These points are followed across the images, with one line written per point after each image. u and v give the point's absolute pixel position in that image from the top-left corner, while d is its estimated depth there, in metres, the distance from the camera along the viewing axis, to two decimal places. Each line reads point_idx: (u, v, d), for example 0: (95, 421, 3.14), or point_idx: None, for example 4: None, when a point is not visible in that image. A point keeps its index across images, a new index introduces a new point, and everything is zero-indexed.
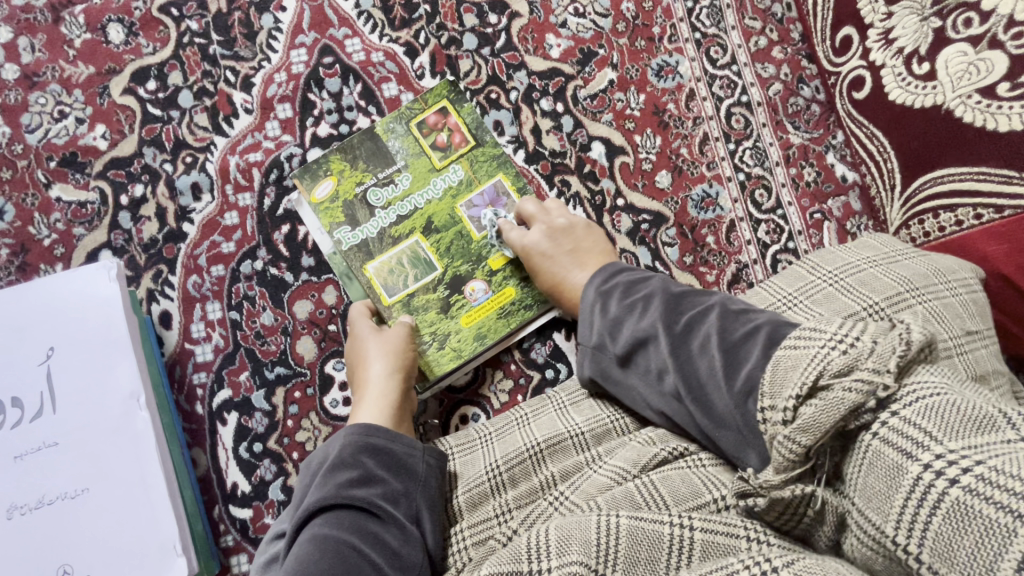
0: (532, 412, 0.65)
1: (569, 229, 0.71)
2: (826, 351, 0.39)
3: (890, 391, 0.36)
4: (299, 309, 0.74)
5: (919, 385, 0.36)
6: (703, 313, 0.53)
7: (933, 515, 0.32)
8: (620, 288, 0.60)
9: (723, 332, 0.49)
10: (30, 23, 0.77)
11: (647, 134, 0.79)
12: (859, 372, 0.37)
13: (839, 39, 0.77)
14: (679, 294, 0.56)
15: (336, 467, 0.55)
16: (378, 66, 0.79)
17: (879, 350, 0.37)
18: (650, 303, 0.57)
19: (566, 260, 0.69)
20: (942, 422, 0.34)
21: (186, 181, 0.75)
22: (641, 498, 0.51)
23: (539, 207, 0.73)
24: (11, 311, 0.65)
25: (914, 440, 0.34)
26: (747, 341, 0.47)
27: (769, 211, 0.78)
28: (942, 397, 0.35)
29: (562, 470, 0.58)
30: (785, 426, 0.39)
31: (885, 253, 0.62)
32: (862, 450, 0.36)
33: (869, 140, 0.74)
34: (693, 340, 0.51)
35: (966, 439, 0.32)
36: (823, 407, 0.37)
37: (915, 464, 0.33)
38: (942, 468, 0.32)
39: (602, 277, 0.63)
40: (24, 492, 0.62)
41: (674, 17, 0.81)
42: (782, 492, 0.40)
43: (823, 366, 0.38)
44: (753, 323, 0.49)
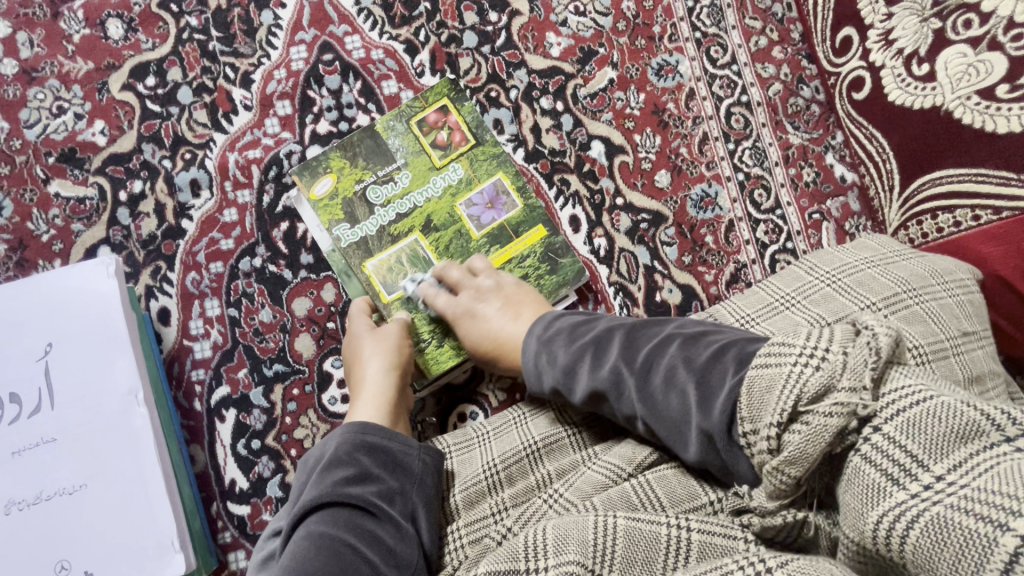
0: (530, 410, 0.64)
1: (497, 286, 0.69)
2: (800, 370, 0.37)
3: (870, 407, 0.35)
4: (297, 306, 0.74)
5: (900, 392, 0.35)
6: (661, 344, 0.51)
7: (911, 529, 0.31)
8: (564, 334, 0.59)
9: (687, 361, 0.48)
10: (29, 17, 0.76)
11: (647, 133, 0.79)
12: (836, 394, 0.36)
13: (839, 39, 0.77)
14: (635, 326, 0.55)
15: (332, 465, 0.55)
16: (378, 63, 0.78)
17: (852, 363, 0.36)
18: (606, 343, 0.55)
19: (496, 317, 0.67)
20: (925, 438, 0.32)
21: (186, 178, 0.75)
22: (637, 498, 0.51)
23: (463, 273, 0.71)
24: (10, 306, 0.65)
25: (898, 457, 0.33)
26: (718, 363, 0.46)
27: (768, 211, 0.78)
28: (925, 405, 0.34)
29: (558, 469, 0.59)
30: (771, 455, 0.38)
31: (883, 254, 0.62)
32: (847, 471, 0.35)
33: (869, 140, 0.74)
34: (654, 377, 0.50)
35: (950, 455, 0.32)
36: (807, 436, 0.36)
37: (900, 491, 0.32)
38: (927, 493, 0.31)
39: (550, 320, 0.62)
40: (23, 488, 0.62)
41: (675, 16, 0.81)
42: (774, 520, 0.41)
43: (800, 391, 0.37)
44: (717, 345, 0.47)
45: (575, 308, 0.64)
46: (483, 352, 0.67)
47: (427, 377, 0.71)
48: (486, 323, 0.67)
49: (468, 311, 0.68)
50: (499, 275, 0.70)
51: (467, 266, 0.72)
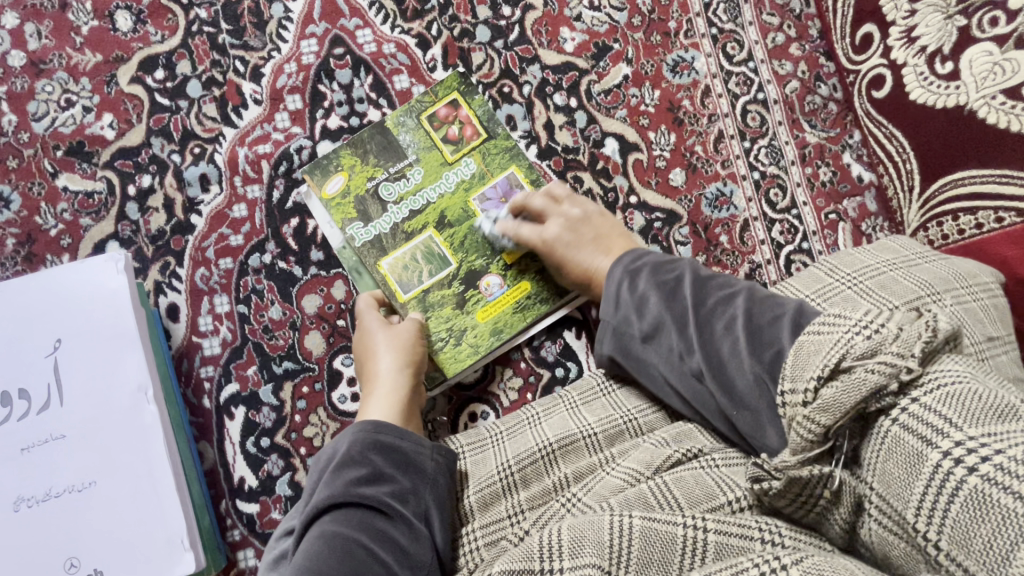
0: (543, 411, 0.64)
1: (585, 215, 0.70)
2: (853, 333, 0.38)
3: (913, 375, 0.36)
4: (307, 303, 0.73)
5: (942, 372, 0.36)
6: (729, 293, 0.54)
7: (951, 503, 0.32)
8: (648, 267, 0.60)
9: (749, 315, 0.51)
10: (36, 9, 0.75)
11: (662, 130, 0.78)
12: (882, 355, 0.37)
13: (859, 36, 0.75)
14: (706, 278, 0.57)
15: (344, 465, 0.54)
16: (390, 57, 0.77)
17: (904, 336, 0.37)
18: (676, 287, 0.57)
19: (590, 253, 0.68)
20: (963, 407, 0.34)
21: (194, 172, 0.74)
22: (654, 499, 0.50)
23: (547, 201, 0.71)
24: (18, 302, 0.65)
25: (934, 426, 0.34)
26: (774, 324, 0.49)
27: (784, 211, 0.77)
28: (964, 386, 0.35)
29: (575, 470, 0.58)
30: (805, 406, 0.39)
31: (904, 256, 0.62)
32: (882, 432, 0.36)
33: (888, 140, 0.73)
34: (717, 322, 0.52)
35: (986, 425, 0.33)
36: (845, 389, 0.37)
37: (934, 451, 0.33)
38: (961, 455, 0.32)
39: (625, 256, 0.63)
40: (32, 484, 0.61)
41: (690, 12, 0.80)
42: (799, 471, 0.40)
43: (846, 349, 0.38)
44: (779, 308, 0.50)
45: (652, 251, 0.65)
46: (578, 284, 0.69)
47: (446, 376, 0.70)
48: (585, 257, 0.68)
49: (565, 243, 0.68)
50: (582, 202, 0.71)
51: (548, 193, 0.72)
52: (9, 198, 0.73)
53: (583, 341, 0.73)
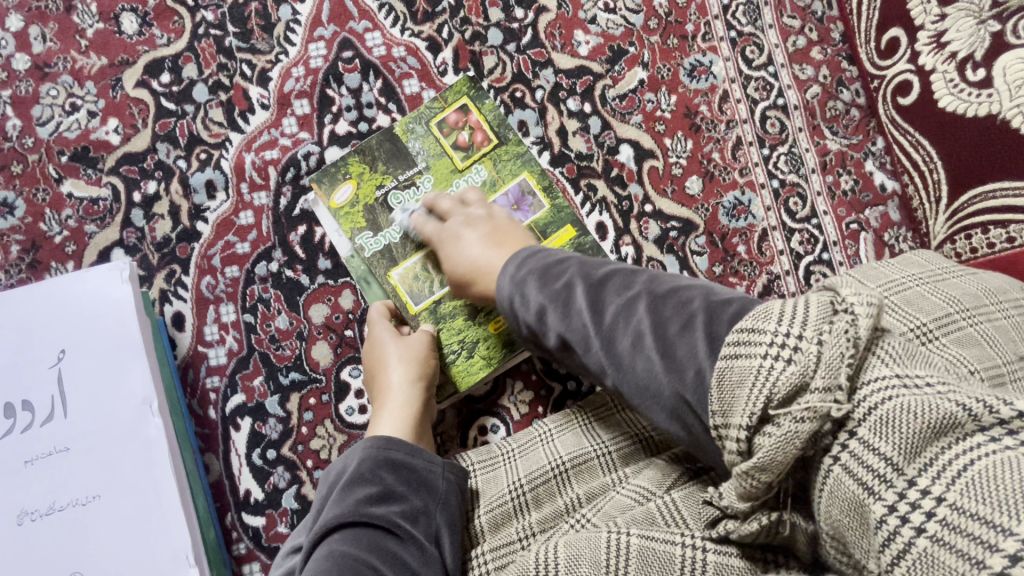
0: (556, 428, 0.62)
1: (489, 216, 0.67)
2: (771, 365, 0.34)
3: (845, 411, 0.32)
4: (314, 313, 0.72)
5: (873, 390, 0.32)
6: (628, 294, 0.47)
7: (897, 563, 0.29)
8: (535, 276, 0.55)
9: (656, 326, 0.44)
10: (41, 11, 0.74)
11: (678, 136, 0.76)
12: (809, 395, 0.33)
13: (885, 41, 0.73)
14: (602, 280, 0.50)
15: (354, 483, 0.52)
16: (399, 61, 0.76)
17: (827, 358, 0.33)
18: (571, 297, 0.50)
19: (475, 246, 0.64)
20: (899, 439, 0.30)
21: (201, 178, 0.73)
22: (661, 518, 0.48)
23: (455, 203, 0.69)
24: (22, 311, 0.64)
25: (875, 472, 0.30)
26: (685, 333, 0.42)
27: (803, 220, 0.74)
28: (897, 403, 0.31)
29: (587, 491, 0.56)
30: (742, 458, 0.35)
31: (931, 271, 0.60)
32: (824, 476, 0.33)
33: (915, 149, 0.71)
34: (620, 340, 0.46)
35: (926, 463, 0.29)
36: (776, 444, 0.33)
37: (877, 503, 0.30)
38: (906, 512, 0.29)
39: (522, 263, 0.57)
40: (35, 498, 0.60)
41: (709, 14, 0.78)
42: (748, 526, 0.39)
43: (770, 392, 0.34)
44: (686, 309, 0.43)
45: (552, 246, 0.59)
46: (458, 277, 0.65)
47: (461, 391, 0.69)
48: (467, 247, 0.64)
49: (453, 235, 0.66)
50: (491, 207, 0.69)
51: (459, 196, 0.70)
52: (14, 204, 0.71)
53: None
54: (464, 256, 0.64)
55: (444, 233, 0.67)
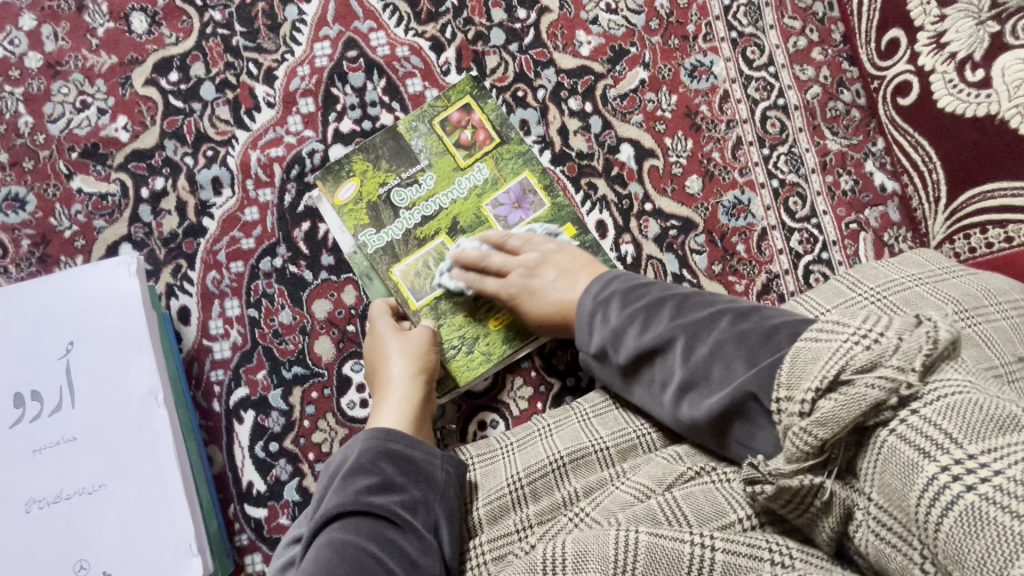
0: (554, 422, 0.62)
1: (544, 256, 0.67)
2: (851, 345, 0.37)
3: (912, 390, 0.35)
4: (317, 308, 0.73)
5: (943, 383, 0.36)
6: (713, 309, 0.52)
7: (945, 516, 0.31)
8: (618, 296, 0.58)
9: (740, 336, 0.48)
10: (53, 11, 0.76)
11: (679, 136, 0.76)
12: (883, 369, 0.36)
13: (885, 41, 0.73)
14: (686, 296, 0.55)
15: (354, 473, 0.53)
16: (403, 61, 0.76)
17: (905, 348, 0.36)
18: (655, 308, 0.55)
19: (553, 288, 0.65)
20: (963, 420, 0.33)
21: (207, 175, 0.74)
22: (662, 516, 0.49)
23: (500, 254, 0.69)
24: (32, 303, 0.65)
25: (934, 440, 0.33)
26: (770, 343, 0.46)
27: (803, 220, 0.75)
28: (964, 397, 0.35)
29: (585, 485, 0.57)
30: (801, 418, 0.38)
31: (930, 270, 0.60)
32: (882, 445, 0.36)
33: (914, 148, 0.71)
34: (701, 346, 0.50)
35: (986, 441, 0.32)
36: (843, 402, 0.36)
37: (932, 464, 0.33)
38: (961, 474, 0.32)
39: (608, 279, 0.61)
40: (43, 486, 0.62)
41: (710, 15, 0.78)
42: (789, 481, 0.40)
43: (846, 361, 0.37)
44: (771, 324, 0.47)
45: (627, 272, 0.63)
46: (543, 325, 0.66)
47: (460, 386, 0.70)
48: (545, 294, 0.65)
49: (526, 288, 0.66)
50: (533, 242, 0.69)
51: (501, 246, 0.70)
52: (25, 199, 0.73)
53: None
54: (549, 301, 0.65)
55: (511, 288, 0.67)
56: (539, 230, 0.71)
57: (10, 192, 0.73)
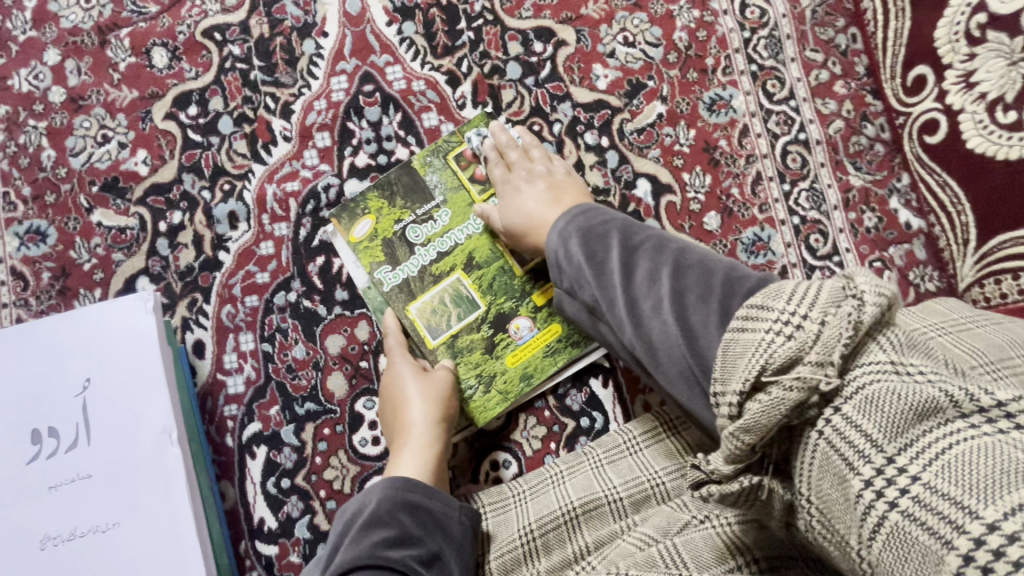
0: (567, 469, 0.62)
1: (547, 172, 0.70)
2: (772, 338, 0.35)
3: (833, 387, 0.32)
4: (331, 343, 0.72)
5: (866, 370, 0.32)
6: (659, 261, 0.50)
7: (875, 540, 0.29)
8: (579, 233, 0.57)
9: (677, 291, 0.46)
10: (77, 45, 0.77)
11: (697, 171, 0.75)
12: (802, 365, 0.33)
13: (912, 78, 0.73)
14: (637, 245, 0.52)
15: (371, 525, 0.51)
16: (419, 95, 0.76)
17: (826, 336, 0.34)
18: (607, 260, 0.53)
19: (538, 196, 0.68)
20: (882, 417, 0.30)
21: (224, 210, 0.74)
22: (661, 563, 0.47)
23: (521, 155, 0.71)
24: (51, 338, 0.66)
25: (855, 447, 0.30)
26: (701, 303, 0.44)
27: (824, 258, 0.73)
28: (885, 385, 0.31)
29: (597, 539, 0.55)
30: (729, 420, 0.36)
31: (954, 320, 0.59)
32: (808, 452, 0.33)
33: (941, 189, 0.71)
34: (644, 304, 0.48)
35: (906, 438, 0.29)
36: (763, 409, 0.34)
37: (856, 478, 0.30)
38: (882, 487, 0.29)
39: (571, 219, 0.58)
40: (58, 523, 0.62)
41: (729, 48, 0.77)
42: (728, 487, 0.37)
43: (767, 360, 0.34)
44: (706, 281, 0.45)
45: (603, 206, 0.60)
46: (514, 221, 0.68)
47: (477, 426, 0.69)
48: (527, 197, 0.68)
49: (516, 186, 0.69)
50: (550, 162, 0.71)
51: (524, 149, 0.72)
52: (47, 232, 0.74)
53: (609, 391, 0.71)
54: (528, 201, 0.67)
55: (506, 181, 0.70)
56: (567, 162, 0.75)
57: (33, 225, 0.74)
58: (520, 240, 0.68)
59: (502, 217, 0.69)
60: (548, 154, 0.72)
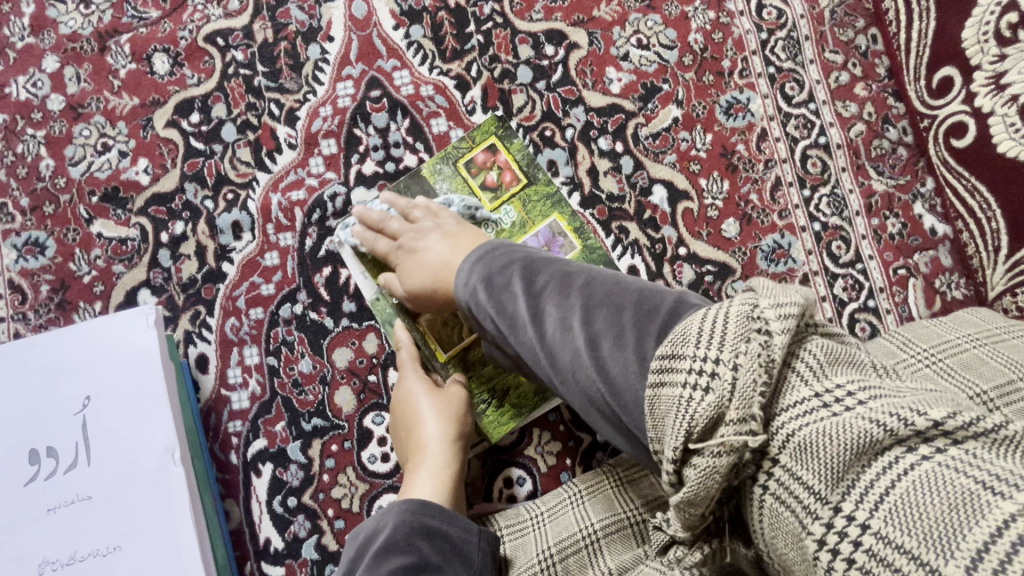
0: (586, 489, 0.59)
1: (436, 225, 0.64)
2: (689, 396, 0.33)
3: (762, 441, 0.31)
4: (338, 357, 0.70)
5: (792, 413, 0.31)
6: (567, 304, 0.45)
7: None
8: (483, 285, 0.51)
9: (592, 339, 0.42)
10: (76, 52, 0.75)
11: (714, 177, 0.73)
12: (726, 424, 0.31)
13: (937, 80, 0.70)
14: (543, 284, 0.48)
15: (388, 551, 0.48)
16: (427, 100, 0.74)
17: (742, 385, 0.31)
18: (515, 309, 0.48)
19: (433, 250, 0.61)
20: (820, 464, 0.29)
21: (227, 220, 0.72)
22: None
23: (403, 222, 0.66)
24: (50, 354, 0.63)
25: (801, 502, 0.29)
26: (617, 349, 0.40)
27: (847, 265, 0.71)
28: (815, 429, 0.30)
29: (619, 563, 0.51)
30: (673, 490, 0.34)
31: (988, 330, 0.57)
32: (756, 504, 0.32)
33: (971, 195, 0.69)
34: (562, 355, 0.44)
35: (846, 486, 0.28)
36: (700, 478, 0.32)
37: (810, 538, 0.29)
38: (833, 542, 0.28)
39: (475, 264, 0.53)
40: (57, 548, 0.60)
41: (746, 50, 0.75)
42: (692, 555, 0.38)
43: (689, 424, 0.32)
44: (619, 323, 0.41)
45: (505, 240, 0.55)
46: (418, 284, 0.61)
47: (490, 442, 0.67)
48: (421, 258, 0.62)
49: (410, 249, 0.63)
50: (439, 215, 0.65)
51: (405, 213, 0.67)
52: (45, 244, 0.72)
53: None
54: (427, 255, 0.61)
55: (400, 250, 0.65)
56: (458, 203, 0.69)
57: (31, 237, 0.72)
58: (433, 295, 0.60)
59: (409, 281, 0.62)
60: (432, 209, 0.66)
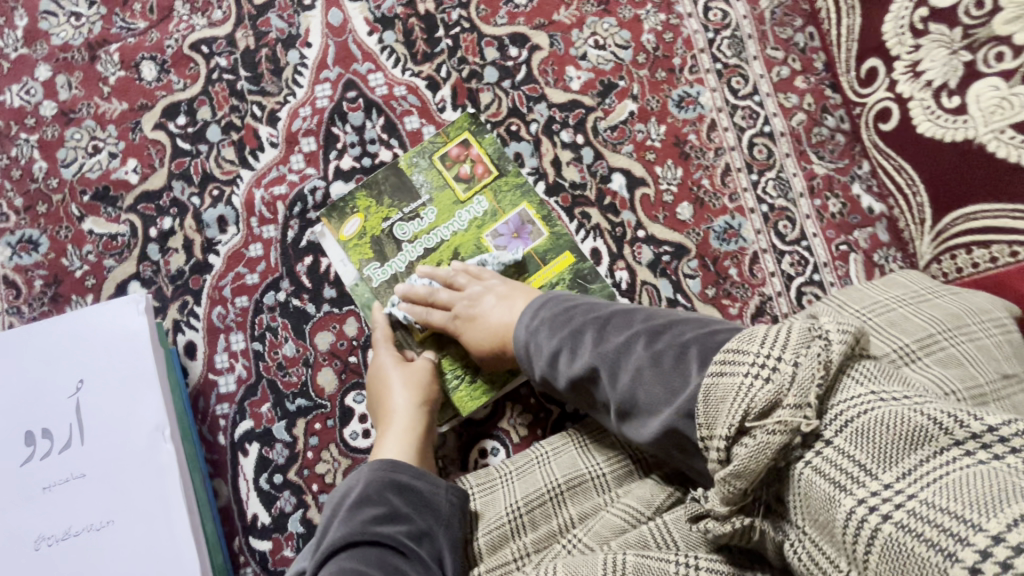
0: (553, 450, 0.63)
1: (485, 288, 0.70)
2: (750, 382, 0.37)
3: (816, 425, 0.34)
4: (320, 340, 0.74)
5: (847, 405, 0.34)
6: (629, 332, 0.51)
7: (870, 552, 0.30)
8: (546, 324, 0.59)
9: (654, 359, 0.47)
10: (67, 61, 0.80)
11: (668, 165, 0.79)
12: (782, 409, 0.35)
13: (864, 70, 0.77)
14: (607, 318, 0.55)
15: (362, 503, 0.53)
16: (401, 99, 0.80)
17: (800, 378, 0.35)
18: (579, 339, 0.55)
19: (494, 312, 0.68)
20: (875, 447, 0.32)
21: (213, 215, 0.77)
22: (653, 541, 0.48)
23: (451, 291, 0.71)
24: (44, 342, 0.67)
25: (849, 473, 0.32)
26: (679, 365, 0.45)
27: (793, 242, 0.76)
28: (871, 415, 0.33)
29: (581, 512, 0.58)
30: (720, 466, 0.37)
31: (915, 292, 0.63)
32: (800, 481, 0.35)
33: (897, 172, 0.75)
34: (623, 373, 0.49)
35: (898, 465, 0.31)
36: (752, 451, 0.35)
37: (848, 498, 0.32)
38: (877, 505, 0.30)
39: (538, 307, 0.61)
40: (52, 523, 0.63)
41: (694, 48, 0.81)
42: (723, 527, 0.39)
43: (749, 405, 0.36)
44: (682, 343, 0.46)
45: (563, 291, 0.63)
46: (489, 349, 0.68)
47: (463, 415, 0.71)
48: (484, 321, 0.68)
49: (470, 317, 0.69)
50: (484, 279, 0.72)
51: (450, 283, 0.72)
52: (38, 241, 0.76)
53: None
54: (490, 317, 0.68)
55: (457, 319, 0.70)
56: (489, 260, 0.75)
57: (24, 235, 0.76)
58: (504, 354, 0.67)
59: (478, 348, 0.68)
60: (474, 273, 0.72)
